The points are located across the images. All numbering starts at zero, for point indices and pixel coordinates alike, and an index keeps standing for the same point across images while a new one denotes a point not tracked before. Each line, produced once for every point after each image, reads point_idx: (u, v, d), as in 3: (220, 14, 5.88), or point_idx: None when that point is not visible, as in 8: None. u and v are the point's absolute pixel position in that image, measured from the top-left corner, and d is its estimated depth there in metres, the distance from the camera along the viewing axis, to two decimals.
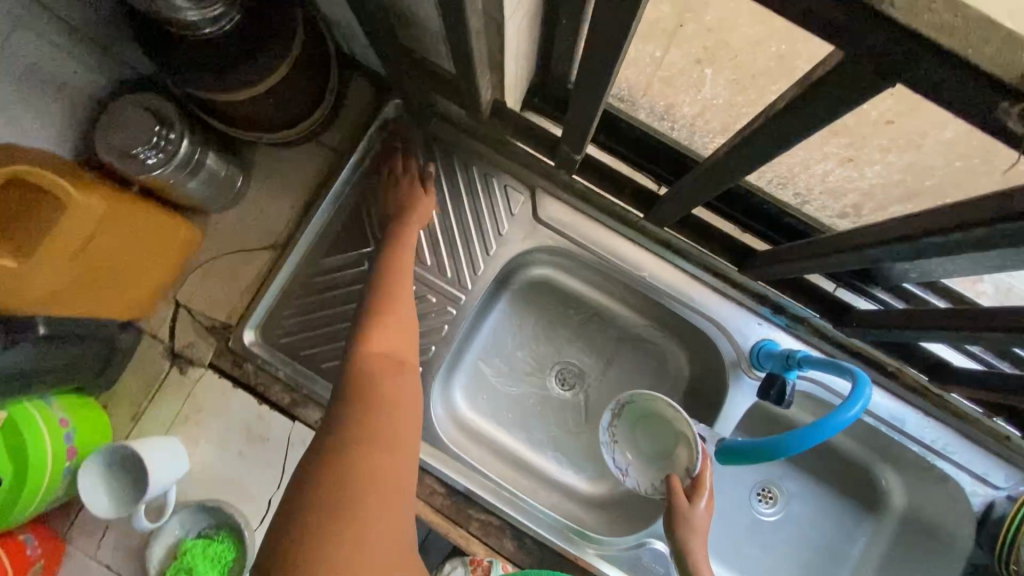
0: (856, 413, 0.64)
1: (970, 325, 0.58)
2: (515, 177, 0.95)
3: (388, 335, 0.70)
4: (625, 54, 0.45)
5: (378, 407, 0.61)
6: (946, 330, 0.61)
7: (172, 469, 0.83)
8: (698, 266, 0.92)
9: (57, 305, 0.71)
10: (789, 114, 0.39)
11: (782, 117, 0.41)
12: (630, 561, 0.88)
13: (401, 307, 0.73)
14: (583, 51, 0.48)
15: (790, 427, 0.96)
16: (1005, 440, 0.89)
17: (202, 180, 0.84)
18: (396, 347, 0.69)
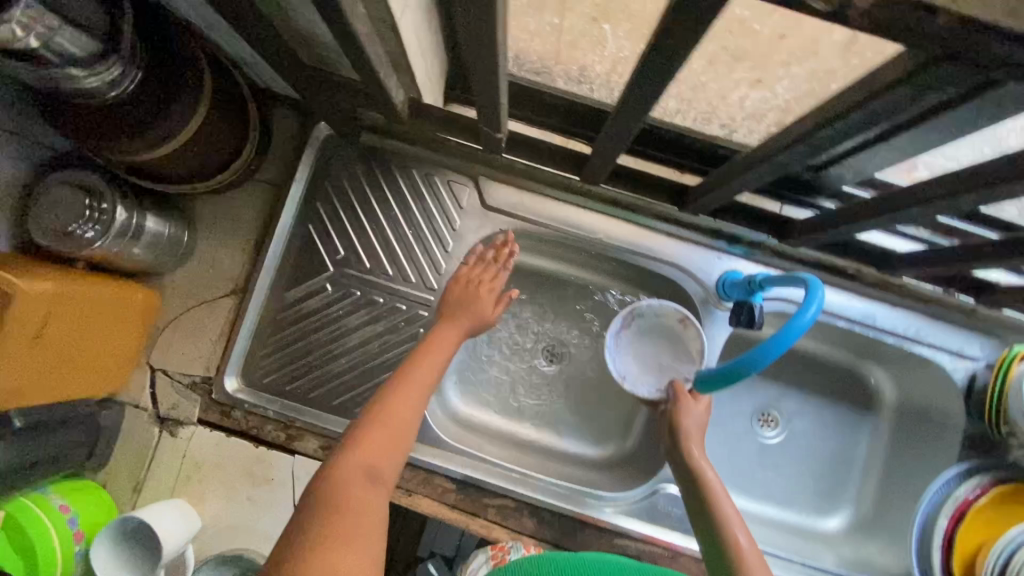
0: (813, 314, 0.63)
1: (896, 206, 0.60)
2: (455, 170, 0.95)
3: (377, 445, 0.70)
4: (505, 29, 0.46)
5: (341, 521, 0.60)
6: (874, 221, 0.64)
7: (183, 528, 0.84)
8: (650, 216, 0.94)
9: (33, 393, 0.71)
10: (666, 44, 0.41)
11: (667, 50, 0.42)
12: (647, 511, 0.90)
13: (400, 414, 0.74)
14: (469, 34, 0.49)
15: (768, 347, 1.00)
16: (971, 313, 0.92)
17: (147, 243, 0.84)
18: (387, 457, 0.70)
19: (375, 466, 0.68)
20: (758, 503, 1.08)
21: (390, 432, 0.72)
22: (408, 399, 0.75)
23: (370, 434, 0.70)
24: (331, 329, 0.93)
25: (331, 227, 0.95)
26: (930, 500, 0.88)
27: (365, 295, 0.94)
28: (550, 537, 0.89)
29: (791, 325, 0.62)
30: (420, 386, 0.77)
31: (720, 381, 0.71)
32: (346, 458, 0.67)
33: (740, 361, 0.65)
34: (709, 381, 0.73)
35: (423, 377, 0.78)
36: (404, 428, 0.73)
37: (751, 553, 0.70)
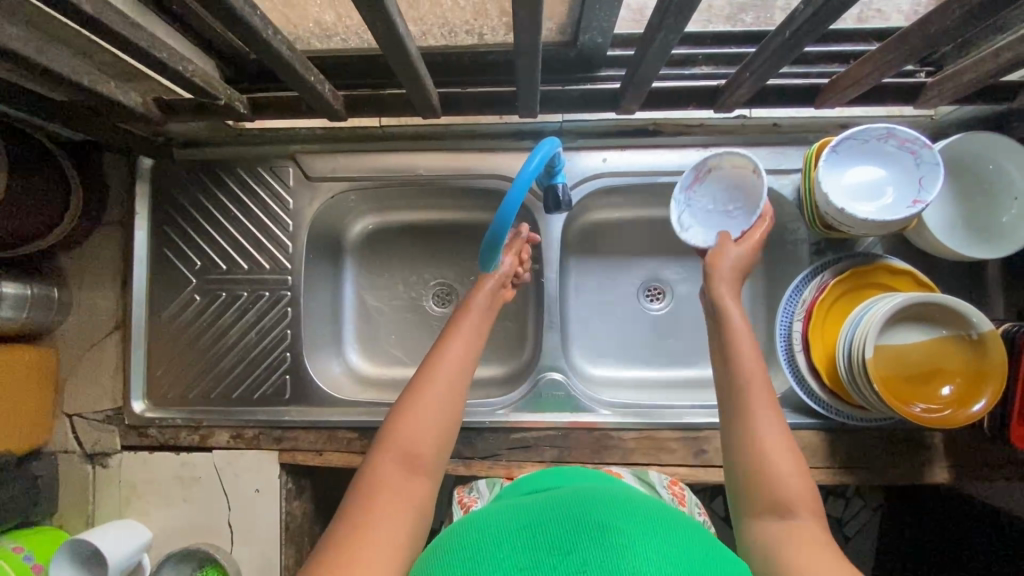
0: (536, 164, 0.74)
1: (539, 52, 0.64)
2: (272, 157, 1.02)
3: (423, 431, 0.65)
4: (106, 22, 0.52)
5: (381, 509, 0.58)
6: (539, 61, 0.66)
7: (128, 541, 0.93)
8: (458, 137, 1.00)
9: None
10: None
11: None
12: (534, 400, 0.97)
13: (444, 391, 0.69)
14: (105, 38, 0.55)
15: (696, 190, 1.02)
16: (774, 127, 0.95)
17: (12, 306, 0.92)
18: (426, 439, 0.65)
19: (416, 450, 0.64)
20: (660, 370, 1.12)
21: (434, 414, 0.67)
22: (450, 381, 0.70)
23: (416, 419, 0.66)
24: (210, 331, 1.02)
25: (182, 243, 1.03)
26: (783, 307, 0.92)
27: (230, 293, 1.02)
28: (452, 452, 0.96)
29: (521, 175, 0.73)
30: (464, 364, 0.72)
31: (494, 250, 0.79)
32: (386, 448, 0.64)
33: (499, 220, 0.74)
34: (488, 258, 0.81)
35: (461, 357, 0.72)
36: (451, 409, 0.68)
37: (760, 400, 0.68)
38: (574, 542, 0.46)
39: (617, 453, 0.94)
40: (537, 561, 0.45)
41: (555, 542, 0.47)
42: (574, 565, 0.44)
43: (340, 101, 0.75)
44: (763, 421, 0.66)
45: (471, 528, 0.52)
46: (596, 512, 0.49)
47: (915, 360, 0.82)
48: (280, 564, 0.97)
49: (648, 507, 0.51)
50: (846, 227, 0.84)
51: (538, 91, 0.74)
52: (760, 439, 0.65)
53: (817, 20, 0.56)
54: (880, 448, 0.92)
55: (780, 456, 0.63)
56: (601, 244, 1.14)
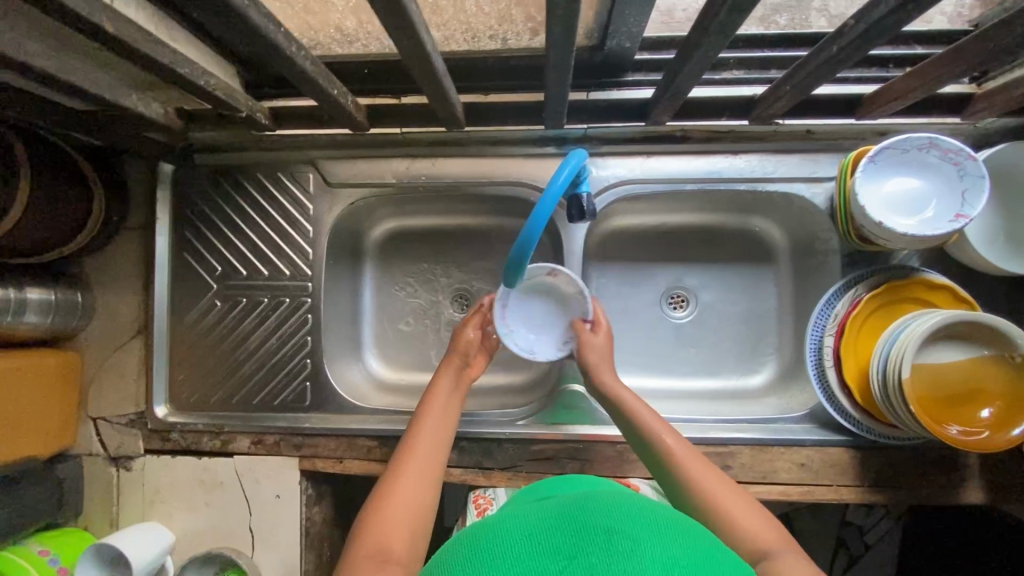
0: (564, 179, 0.72)
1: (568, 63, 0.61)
2: (292, 163, 1.01)
3: (395, 521, 0.68)
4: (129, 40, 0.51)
5: None
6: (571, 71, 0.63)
7: (152, 545, 0.94)
8: (479, 143, 0.97)
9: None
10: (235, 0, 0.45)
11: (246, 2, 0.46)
12: (556, 412, 0.96)
13: (414, 483, 0.73)
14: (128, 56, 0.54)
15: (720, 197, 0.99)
16: (808, 135, 0.91)
17: (37, 312, 0.93)
18: (397, 533, 0.67)
19: (389, 543, 0.66)
20: (683, 380, 1.10)
21: (406, 509, 0.70)
22: (422, 474, 0.74)
23: (387, 510, 0.69)
24: (231, 337, 1.02)
25: (203, 249, 1.03)
26: (814, 321, 0.90)
27: (251, 299, 1.02)
28: (472, 462, 0.95)
29: (547, 188, 0.71)
30: (434, 455, 0.77)
31: (518, 269, 0.76)
32: (362, 542, 0.66)
33: (525, 235, 0.72)
34: (511, 277, 0.79)
35: (430, 447, 0.78)
36: (422, 499, 0.72)
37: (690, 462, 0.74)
38: (574, 545, 0.44)
39: (639, 466, 0.93)
40: (538, 562, 0.43)
41: (555, 545, 0.44)
42: (579, 567, 0.42)
43: (362, 111, 0.74)
44: (703, 478, 0.72)
45: (463, 542, 0.49)
46: (595, 513, 0.47)
47: (953, 379, 0.79)
48: (300, 570, 0.97)
49: (641, 500, 0.50)
50: (883, 240, 0.81)
51: (567, 101, 0.72)
52: (714, 498, 0.69)
53: (873, 36, 0.55)
54: (912, 466, 0.89)
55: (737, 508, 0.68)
56: (624, 251, 1.13)
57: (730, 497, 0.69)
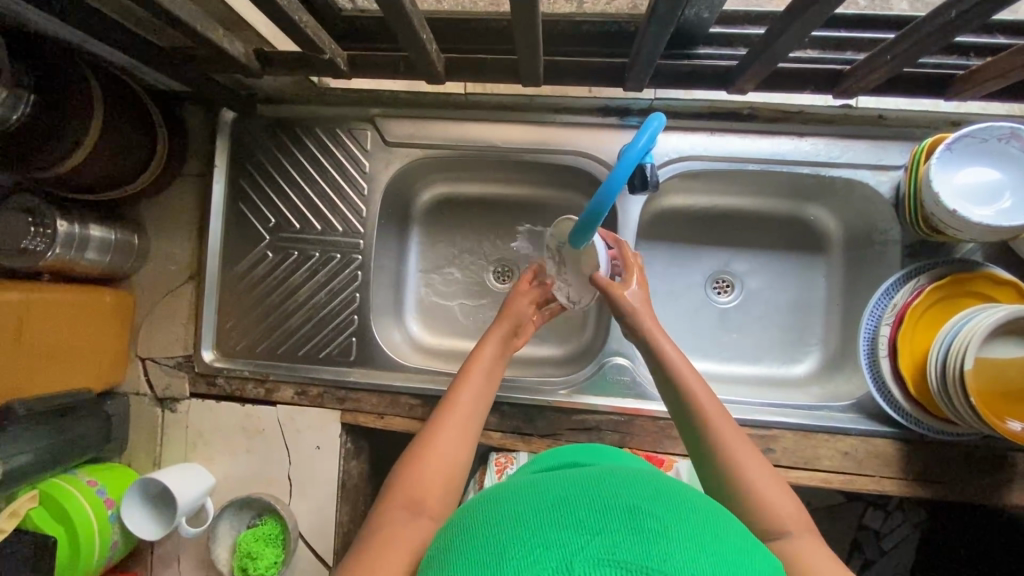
0: (645, 144, 0.71)
1: (668, 23, 0.61)
2: (352, 119, 1.01)
3: (430, 479, 0.69)
4: None
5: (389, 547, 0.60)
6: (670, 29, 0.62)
7: (194, 485, 0.95)
8: (543, 110, 0.97)
9: (31, 380, 0.85)
10: None
11: None
12: (599, 384, 0.96)
13: (452, 442, 0.72)
14: None
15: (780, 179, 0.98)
16: (880, 119, 0.91)
17: (97, 249, 0.95)
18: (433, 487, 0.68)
19: (423, 496, 0.67)
20: (723, 364, 1.09)
21: (443, 465, 0.70)
22: (459, 432, 0.73)
23: (422, 469, 0.69)
24: (280, 289, 1.03)
25: (258, 199, 1.04)
26: (870, 310, 0.89)
27: (302, 252, 1.03)
28: (513, 427, 0.95)
29: (627, 152, 0.70)
30: (471, 416, 0.75)
31: (588, 227, 0.76)
32: (393, 498, 0.67)
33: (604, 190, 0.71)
34: (579, 236, 0.78)
35: (467, 409, 0.76)
36: (456, 461, 0.71)
37: (720, 421, 0.71)
38: (600, 519, 0.41)
39: (680, 443, 0.93)
40: (562, 535, 0.40)
41: (580, 517, 0.41)
42: (606, 543, 0.39)
43: (441, 63, 0.74)
44: (740, 454, 0.68)
45: (487, 506, 0.47)
46: (625, 490, 0.44)
47: (1018, 377, 0.78)
48: (335, 520, 0.99)
49: (667, 482, 0.48)
50: (953, 230, 0.80)
51: (654, 64, 0.72)
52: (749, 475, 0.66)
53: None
54: (958, 463, 0.88)
55: (767, 488, 0.65)
56: (673, 230, 1.12)
57: (765, 478, 0.66)
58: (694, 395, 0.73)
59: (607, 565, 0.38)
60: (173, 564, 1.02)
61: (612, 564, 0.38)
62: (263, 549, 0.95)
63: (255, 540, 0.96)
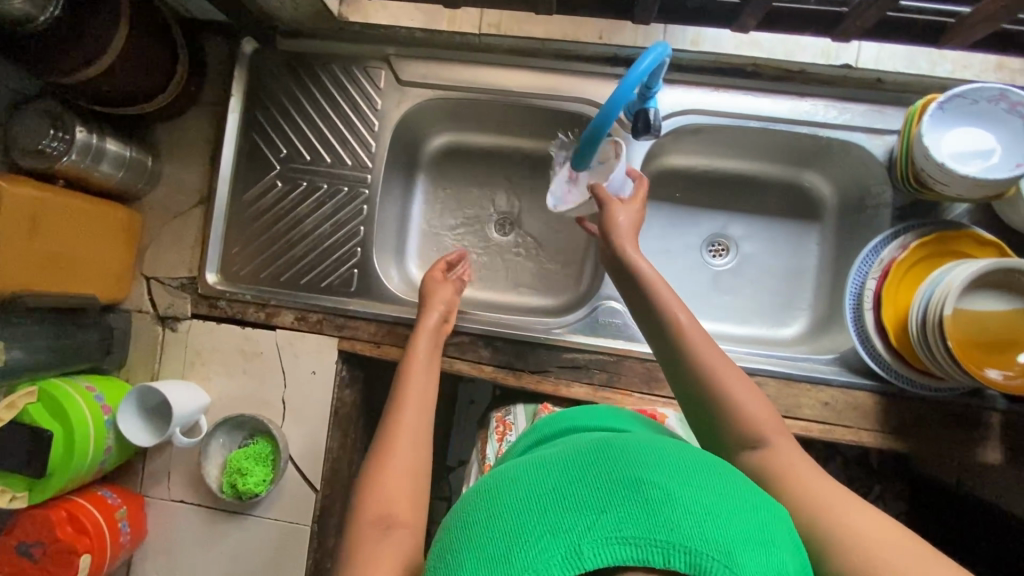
0: (650, 62, 0.74)
1: None
2: (368, 57, 1.04)
3: (396, 487, 0.71)
4: None
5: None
6: None
7: (190, 399, 0.98)
8: (554, 57, 1.00)
9: (41, 275, 0.88)
10: None
11: None
12: (590, 325, 0.99)
13: (409, 446, 0.76)
14: None
15: (780, 140, 1.00)
16: (878, 83, 0.94)
17: (111, 162, 0.97)
18: (399, 494, 0.71)
19: (393, 507, 0.69)
20: (715, 324, 1.11)
21: (407, 472, 0.73)
22: (416, 435, 0.77)
23: (384, 480, 0.72)
24: (288, 218, 1.06)
25: (271, 130, 1.06)
26: (858, 266, 0.92)
27: (310, 183, 1.06)
28: (504, 362, 0.98)
29: (628, 74, 0.73)
30: (420, 413, 0.80)
31: (591, 146, 0.80)
32: (363, 518, 0.69)
33: (605, 111, 0.75)
34: (582, 156, 0.82)
35: (415, 409, 0.80)
36: (417, 458, 0.75)
37: (698, 339, 0.74)
38: (601, 498, 0.46)
39: (665, 385, 0.95)
40: (569, 520, 0.45)
41: (582, 499, 0.46)
42: (610, 521, 0.44)
43: None
44: (713, 364, 0.72)
45: (487, 501, 0.51)
46: (618, 468, 0.49)
47: (996, 329, 0.80)
48: (325, 447, 1.01)
49: (658, 444, 0.53)
50: (941, 184, 0.84)
51: None
52: (721, 385, 0.71)
53: None
54: (934, 418, 0.91)
55: (740, 393, 0.70)
56: (675, 191, 1.14)
57: (736, 384, 0.71)
58: (683, 330, 0.74)
59: (614, 543, 0.43)
60: (163, 481, 1.04)
61: (618, 543, 0.43)
62: (254, 467, 0.98)
63: (247, 459, 0.98)
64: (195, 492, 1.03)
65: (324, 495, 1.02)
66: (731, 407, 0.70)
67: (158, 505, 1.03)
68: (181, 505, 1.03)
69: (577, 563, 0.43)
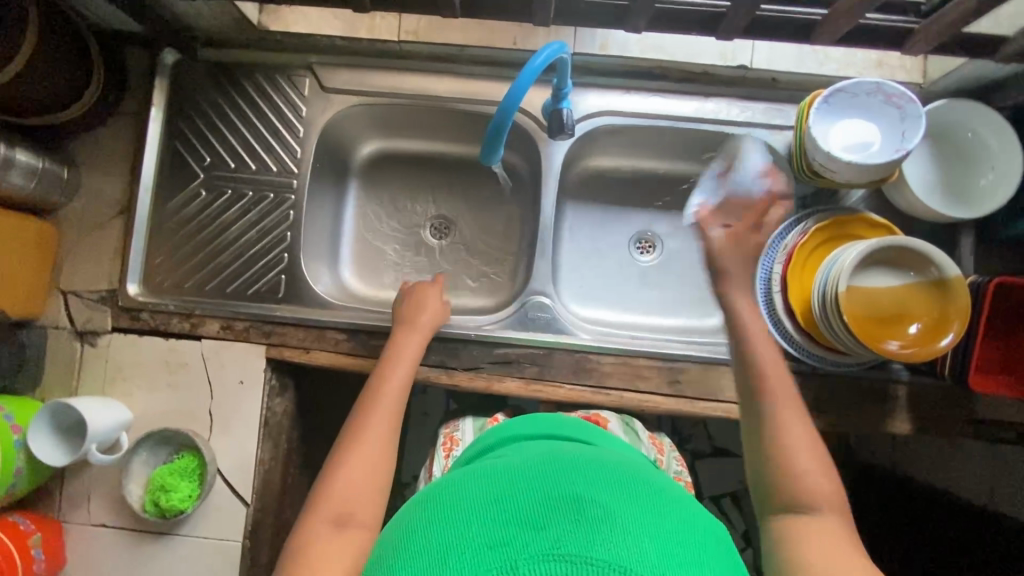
0: (543, 57, 0.79)
1: None
2: (291, 66, 1.06)
3: (357, 490, 0.69)
4: None
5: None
6: None
7: (111, 416, 0.94)
8: (474, 63, 1.04)
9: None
10: None
11: None
12: (519, 319, 1.02)
13: (375, 446, 0.74)
14: None
15: (691, 138, 1.06)
16: (774, 82, 1.01)
17: (22, 175, 0.95)
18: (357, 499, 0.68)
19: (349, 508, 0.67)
20: (645, 318, 1.14)
21: (373, 474, 0.72)
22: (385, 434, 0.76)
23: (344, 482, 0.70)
24: (213, 227, 1.05)
25: (194, 139, 1.06)
26: (765, 252, 0.97)
27: (235, 191, 1.06)
28: (436, 361, 0.99)
29: (525, 69, 0.78)
30: (390, 417, 0.78)
31: (495, 139, 0.83)
32: (318, 515, 0.66)
33: (505, 103, 0.79)
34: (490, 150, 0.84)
35: (385, 412, 0.78)
36: (385, 459, 0.74)
37: (778, 386, 0.72)
38: (545, 514, 0.46)
39: (594, 375, 0.98)
40: (510, 535, 0.46)
41: (524, 515, 0.47)
42: (549, 536, 0.44)
43: None
44: (784, 415, 0.70)
45: (430, 511, 0.51)
46: (561, 483, 0.50)
47: (886, 304, 0.87)
48: (256, 457, 0.99)
49: (609, 468, 0.55)
50: (831, 172, 0.90)
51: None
52: (788, 438, 0.68)
53: None
54: (846, 393, 0.96)
55: (805, 451, 0.68)
56: (602, 192, 1.18)
57: (803, 442, 0.68)
58: (764, 375, 0.72)
59: (551, 559, 0.43)
60: (84, 504, 0.99)
61: (553, 557, 0.43)
62: (179, 482, 0.95)
63: (172, 475, 0.95)
64: (117, 515, 0.98)
65: (257, 509, 0.99)
66: (792, 467, 0.67)
67: (77, 531, 0.98)
68: (102, 529, 0.98)
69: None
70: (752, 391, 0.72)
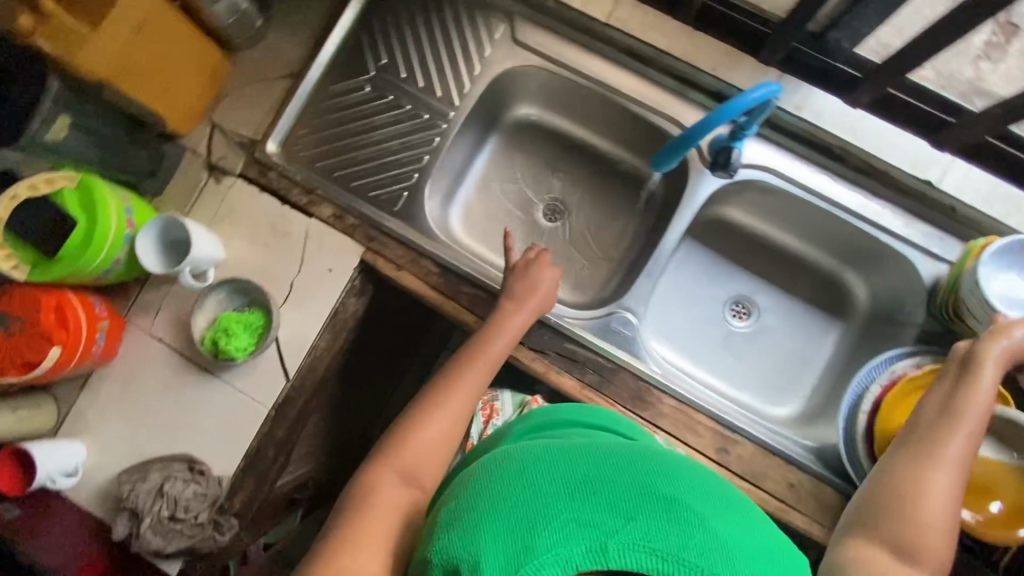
0: (754, 96, 0.80)
1: None
2: (494, 7, 1.08)
3: (426, 445, 0.76)
4: None
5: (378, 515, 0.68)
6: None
7: (210, 249, 0.99)
8: (663, 72, 1.03)
9: (122, 79, 0.90)
10: None
11: None
12: (599, 326, 1.01)
13: (451, 412, 0.79)
14: None
15: (839, 230, 1.03)
16: (950, 211, 0.97)
17: (226, 8, 1.00)
18: (423, 454, 0.75)
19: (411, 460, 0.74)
20: (711, 378, 1.12)
21: (442, 437, 0.77)
22: (464, 403, 0.80)
23: (417, 433, 0.76)
24: (363, 122, 1.09)
25: (380, 37, 1.10)
26: (867, 369, 0.93)
27: (395, 99, 1.09)
28: None
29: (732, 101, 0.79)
30: (472, 389, 0.82)
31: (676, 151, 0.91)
32: (390, 459, 0.74)
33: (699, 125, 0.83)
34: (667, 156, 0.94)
35: (469, 383, 0.82)
36: (457, 425, 0.79)
37: (965, 448, 0.71)
38: (634, 505, 0.46)
39: (649, 409, 0.97)
40: (597, 515, 0.45)
41: (615, 500, 0.46)
42: (640, 529, 0.44)
43: None
44: (943, 473, 0.69)
45: (509, 472, 0.51)
46: (649, 478, 0.49)
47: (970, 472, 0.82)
48: (313, 342, 1.02)
49: (694, 473, 0.53)
50: (973, 320, 0.88)
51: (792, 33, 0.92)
52: (927, 489, 0.69)
53: None
54: None
55: (935, 508, 0.67)
56: (722, 243, 1.16)
57: (938, 501, 0.68)
58: (959, 430, 0.72)
59: (642, 549, 0.43)
60: (152, 315, 1.05)
61: (643, 549, 0.43)
62: (241, 332, 0.99)
63: (238, 324, 0.99)
64: (176, 338, 1.04)
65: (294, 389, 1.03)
66: (913, 513, 0.67)
67: (136, 336, 1.05)
68: (158, 345, 1.04)
69: (602, 558, 0.43)
70: (937, 435, 0.72)
